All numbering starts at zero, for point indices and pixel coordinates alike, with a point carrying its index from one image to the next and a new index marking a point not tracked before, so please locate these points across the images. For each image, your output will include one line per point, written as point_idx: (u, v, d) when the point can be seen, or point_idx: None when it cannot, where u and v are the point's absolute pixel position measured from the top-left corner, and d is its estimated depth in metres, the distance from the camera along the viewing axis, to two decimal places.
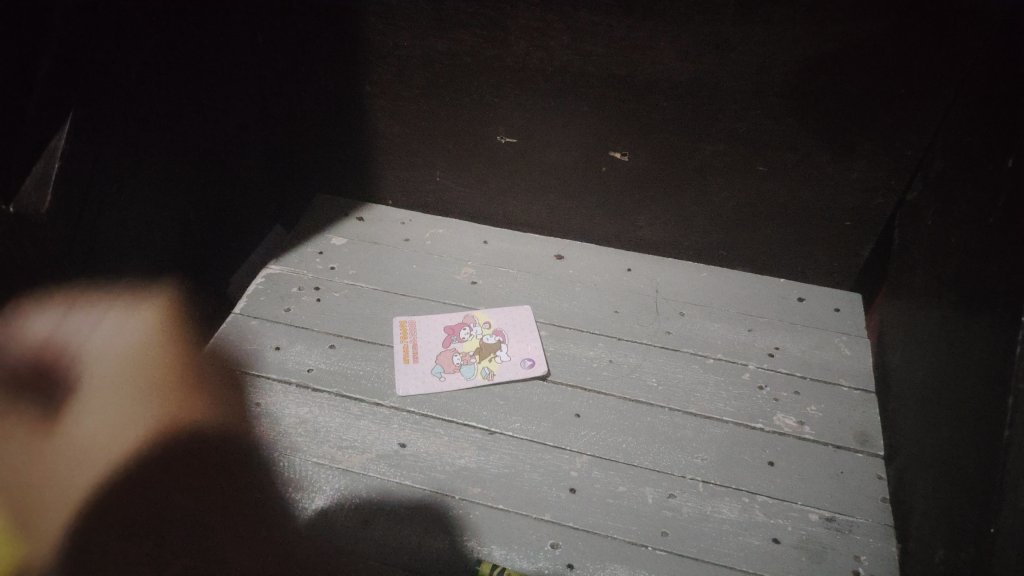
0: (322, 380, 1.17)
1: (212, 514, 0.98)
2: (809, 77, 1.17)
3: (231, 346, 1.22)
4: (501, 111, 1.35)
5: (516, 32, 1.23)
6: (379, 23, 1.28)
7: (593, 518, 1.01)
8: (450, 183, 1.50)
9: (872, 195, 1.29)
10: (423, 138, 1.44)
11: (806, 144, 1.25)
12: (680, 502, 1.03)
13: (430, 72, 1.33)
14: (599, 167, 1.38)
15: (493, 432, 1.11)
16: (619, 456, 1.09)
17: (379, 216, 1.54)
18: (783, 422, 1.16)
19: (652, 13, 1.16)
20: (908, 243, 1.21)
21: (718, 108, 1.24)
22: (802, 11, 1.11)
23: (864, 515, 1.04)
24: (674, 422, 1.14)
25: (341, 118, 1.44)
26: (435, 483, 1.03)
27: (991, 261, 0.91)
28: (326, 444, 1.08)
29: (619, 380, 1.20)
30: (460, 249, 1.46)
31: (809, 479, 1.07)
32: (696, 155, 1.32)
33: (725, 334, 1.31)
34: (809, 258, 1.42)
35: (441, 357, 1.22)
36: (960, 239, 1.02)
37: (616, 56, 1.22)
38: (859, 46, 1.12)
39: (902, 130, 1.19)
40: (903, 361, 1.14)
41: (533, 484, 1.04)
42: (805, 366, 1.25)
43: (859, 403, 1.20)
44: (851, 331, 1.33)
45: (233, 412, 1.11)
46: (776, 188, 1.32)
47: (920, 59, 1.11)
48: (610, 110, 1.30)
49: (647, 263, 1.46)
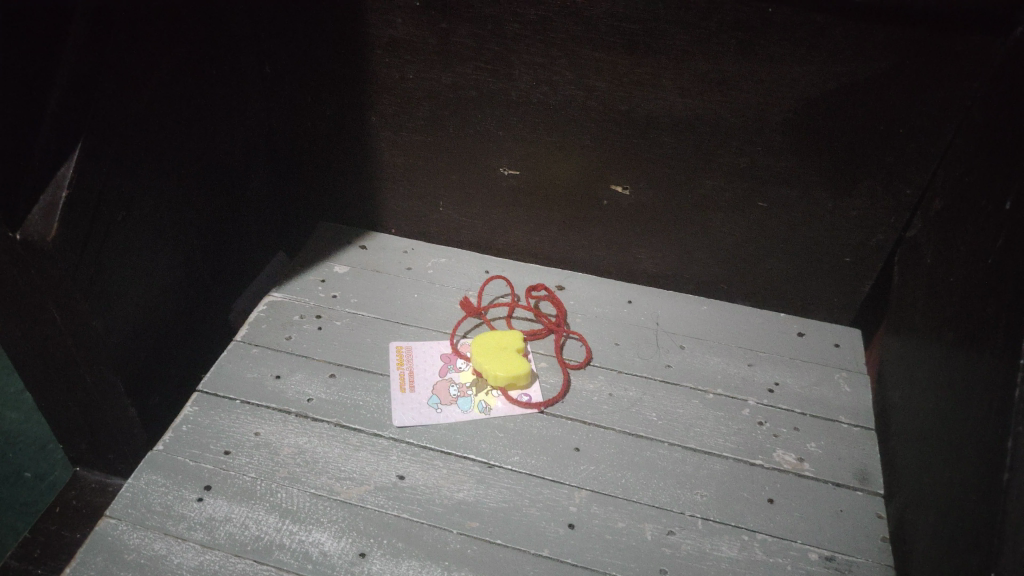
0: (321, 410, 1.17)
1: (207, 545, 0.97)
2: (811, 113, 1.19)
3: (233, 374, 1.22)
4: (504, 143, 1.36)
5: (520, 66, 1.25)
6: (385, 56, 1.31)
7: (591, 554, 1.00)
8: (452, 213, 1.50)
9: (871, 232, 1.30)
10: (427, 170, 1.45)
11: (808, 179, 1.26)
12: (680, 539, 1.03)
13: (435, 104, 1.35)
14: (602, 200, 1.39)
15: (492, 465, 1.11)
16: (618, 492, 1.09)
17: (382, 244, 1.53)
18: (783, 458, 1.16)
19: (654, 51, 1.18)
20: (907, 280, 1.22)
21: (719, 144, 1.26)
22: (802, 51, 1.13)
23: (865, 555, 1.04)
24: (673, 457, 1.14)
25: (347, 145, 1.45)
26: (434, 516, 1.03)
27: (990, 301, 0.92)
28: (325, 475, 1.08)
29: (619, 414, 1.20)
30: (462, 278, 1.46)
31: (809, 517, 1.07)
32: (697, 189, 1.32)
33: (726, 369, 1.30)
34: (809, 293, 1.42)
35: (438, 387, 1.21)
36: (959, 279, 1.03)
37: (620, 92, 1.24)
38: (856, 86, 1.15)
39: (903, 169, 1.21)
40: (903, 398, 1.15)
41: (531, 520, 1.04)
42: (804, 401, 1.25)
43: (857, 441, 1.20)
44: (851, 367, 1.33)
45: (234, 440, 1.11)
46: (776, 222, 1.33)
47: (918, 98, 1.14)
48: (612, 143, 1.31)
49: (649, 295, 1.45)
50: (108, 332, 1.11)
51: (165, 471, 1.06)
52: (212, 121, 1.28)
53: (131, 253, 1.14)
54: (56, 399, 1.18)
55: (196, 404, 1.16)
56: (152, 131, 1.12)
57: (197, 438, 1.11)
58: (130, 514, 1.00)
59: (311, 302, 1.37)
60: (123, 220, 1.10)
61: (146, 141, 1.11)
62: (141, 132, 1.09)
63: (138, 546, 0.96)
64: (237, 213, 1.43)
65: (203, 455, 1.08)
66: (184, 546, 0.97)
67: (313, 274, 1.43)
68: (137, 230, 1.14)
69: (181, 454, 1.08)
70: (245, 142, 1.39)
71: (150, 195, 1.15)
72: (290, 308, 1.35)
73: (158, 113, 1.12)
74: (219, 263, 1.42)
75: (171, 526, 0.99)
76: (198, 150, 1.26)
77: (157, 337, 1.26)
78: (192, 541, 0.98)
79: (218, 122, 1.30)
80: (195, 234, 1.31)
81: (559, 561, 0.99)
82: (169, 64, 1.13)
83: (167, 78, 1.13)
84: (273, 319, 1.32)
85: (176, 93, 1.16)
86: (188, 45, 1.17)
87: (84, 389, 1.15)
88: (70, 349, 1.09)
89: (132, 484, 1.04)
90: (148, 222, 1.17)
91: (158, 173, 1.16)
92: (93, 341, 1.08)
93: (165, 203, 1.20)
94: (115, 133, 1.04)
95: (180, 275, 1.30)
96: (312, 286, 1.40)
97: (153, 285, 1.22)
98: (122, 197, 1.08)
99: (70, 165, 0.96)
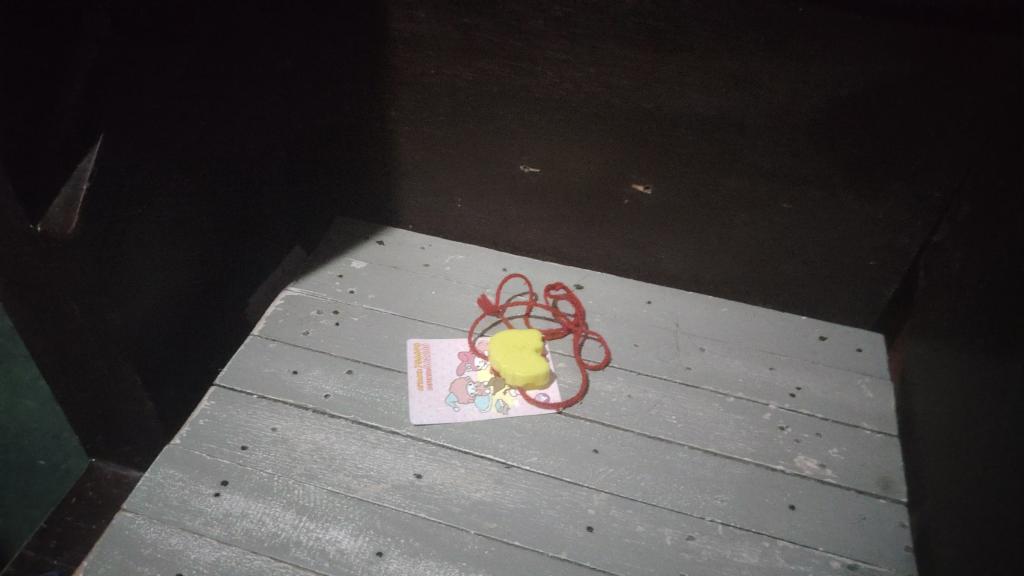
0: (338, 407, 1.16)
1: (224, 541, 0.97)
2: (838, 113, 1.17)
3: (250, 368, 1.21)
4: (524, 140, 1.35)
5: (543, 63, 1.24)
6: (406, 51, 1.29)
7: (610, 558, 0.99)
8: (471, 210, 1.49)
9: (897, 236, 1.28)
10: (447, 166, 1.44)
11: (833, 181, 1.25)
12: (699, 544, 1.02)
13: (456, 100, 1.33)
14: (623, 199, 1.37)
15: (510, 465, 1.10)
16: (637, 495, 1.07)
17: (400, 240, 1.52)
18: (804, 464, 1.14)
19: (680, 49, 1.17)
20: (933, 286, 1.20)
21: (743, 144, 1.24)
22: (831, 50, 1.11)
23: (888, 564, 1.02)
24: (693, 461, 1.13)
25: (366, 140, 1.44)
26: (451, 516, 1.02)
27: (1020, 308, 0.90)
28: (342, 472, 1.07)
29: (638, 416, 1.19)
30: (480, 276, 1.45)
31: (830, 525, 1.06)
32: (720, 190, 1.31)
33: (746, 372, 1.29)
34: (832, 296, 1.40)
35: (455, 386, 1.21)
36: (988, 286, 1.01)
37: (644, 90, 1.23)
38: (886, 87, 1.13)
39: (931, 173, 1.19)
40: (927, 406, 1.13)
41: (549, 522, 1.03)
42: (826, 406, 1.24)
43: (880, 447, 1.18)
44: (873, 372, 1.31)
45: (251, 435, 1.10)
46: (800, 225, 1.31)
47: (948, 101, 1.12)
48: (634, 142, 1.29)
49: (668, 295, 1.44)
50: (126, 324, 1.11)
51: (182, 465, 1.05)
52: (232, 114, 1.27)
53: (150, 246, 1.14)
54: (74, 392, 1.18)
55: (213, 398, 1.15)
56: (171, 124, 1.11)
57: (214, 432, 1.10)
58: (147, 508, 1.00)
59: (329, 297, 1.36)
60: (143, 213, 1.09)
61: (166, 134, 1.10)
62: (161, 125, 1.09)
63: (154, 541, 0.96)
64: (255, 207, 1.43)
65: (220, 450, 1.08)
66: (201, 541, 0.97)
67: (331, 269, 1.43)
68: (156, 223, 1.14)
69: (199, 448, 1.08)
70: (264, 135, 1.38)
71: (169, 188, 1.15)
72: (308, 303, 1.34)
73: (178, 106, 1.12)
74: (237, 256, 1.41)
75: (187, 521, 0.99)
76: (217, 144, 1.25)
77: (175, 331, 1.25)
78: (208, 537, 0.97)
79: (237, 116, 1.29)
80: (213, 228, 1.31)
81: (578, 564, 0.98)
82: (190, 57, 1.12)
83: (188, 71, 1.12)
84: (291, 314, 1.32)
85: (196, 86, 1.15)
86: (209, 38, 1.16)
87: (102, 381, 1.15)
88: (89, 341, 1.08)
89: (149, 477, 1.03)
90: (167, 215, 1.16)
91: (177, 166, 1.15)
92: (112, 335, 1.08)
93: (183, 196, 1.19)
94: (136, 126, 1.03)
95: (197, 268, 1.29)
96: (330, 281, 1.40)
97: (171, 278, 1.22)
98: (142, 189, 1.08)
99: (90, 158, 0.97)
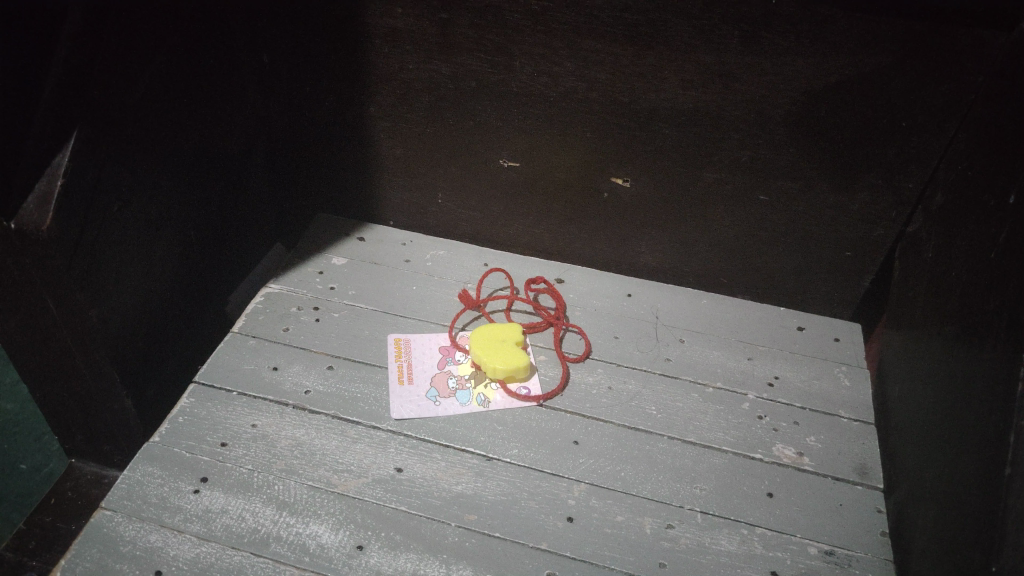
0: (319, 403, 1.16)
1: (203, 537, 0.97)
2: (812, 105, 1.18)
3: (230, 364, 1.21)
4: (503, 135, 1.35)
5: (520, 57, 1.24)
6: (384, 47, 1.29)
7: (591, 548, 1.00)
8: (451, 205, 1.49)
9: (872, 226, 1.30)
10: (427, 162, 1.44)
11: (809, 173, 1.26)
12: (679, 532, 1.03)
13: (434, 96, 1.34)
14: (602, 192, 1.38)
15: (491, 458, 1.10)
16: (617, 485, 1.08)
17: (381, 236, 1.52)
18: (783, 452, 1.15)
19: (656, 42, 1.18)
20: (908, 275, 1.21)
21: (720, 136, 1.25)
22: (805, 43, 1.12)
23: (864, 549, 1.04)
24: (673, 451, 1.14)
25: (345, 136, 1.44)
26: (432, 509, 1.03)
27: (991, 294, 0.92)
28: (322, 467, 1.07)
29: (618, 407, 1.20)
30: (461, 271, 1.45)
31: (808, 512, 1.07)
32: (698, 182, 1.32)
33: (726, 362, 1.30)
34: (810, 286, 1.41)
35: (436, 380, 1.21)
36: (960, 274, 1.02)
37: (621, 84, 1.23)
38: (859, 79, 1.14)
39: (905, 163, 1.21)
40: (903, 393, 1.14)
41: (530, 513, 1.03)
42: (804, 396, 1.25)
43: (857, 435, 1.19)
44: (851, 361, 1.32)
45: (230, 432, 1.10)
46: (777, 216, 1.32)
47: (920, 92, 1.13)
48: (612, 135, 1.30)
49: (649, 288, 1.45)
50: (104, 323, 1.10)
51: (161, 462, 1.05)
52: (209, 109, 1.26)
53: (128, 243, 1.13)
54: (53, 391, 1.17)
55: (192, 396, 1.15)
56: (147, 119, 1.10)
57: (193, 429, 1.10)
58: (126, 506, 0.99)
59: (309, 293, 1.36)
60: (119, 210, 1.09)
61: (142, 130, 1.10)
62: (137, 120, 1.08)
63: (133, 538, 0.96)
64: (234, 204, 1.42)
65: (199, 447, 1.07)
66: (180, 538, 0.96)
67: (311, 265, 1.42)
68: (133, 220, 1.13)
69: (178, 446, 1.07)
70: (242, 132, 1.38)
71: (146, 184, 1.14)
72: (288, 300, 1.34)
73: (154, 102, 1.11)
74: (216, 253, 1.41)
75: (167, 518, 0.98)
76: (195, 141, 1.25)
77: (154, 329, 1.25)
78: (188, 533, 0.97)
79: (215, 113, 1.29)
80: (191, 225, 1.30)
81: (558, 554, 0.99)
82: (166, 53, 1.11)
83: (164, 66, 1.11)
84: (271, 310, 1.31)
85: (173, 82, 1.14)
86: (185, 33, 1.15)
87: (80, 380, 1.14)
88: (66, 340, 1.08)
89: (128, 475, 1.03)
90: (144, 211, 1.16)
91: (154, 163, 1.15)
92: (89, 333, 1.08)
93: (160, 193, 1.19)
94: (112, 122, 1.03)
95: (176, 266, 1.29)
96: (310, 277, 1.39)
97: (149, 276, 1.21)
98: (117, 186, 1.07)
99: (65, 154, 0.95)
